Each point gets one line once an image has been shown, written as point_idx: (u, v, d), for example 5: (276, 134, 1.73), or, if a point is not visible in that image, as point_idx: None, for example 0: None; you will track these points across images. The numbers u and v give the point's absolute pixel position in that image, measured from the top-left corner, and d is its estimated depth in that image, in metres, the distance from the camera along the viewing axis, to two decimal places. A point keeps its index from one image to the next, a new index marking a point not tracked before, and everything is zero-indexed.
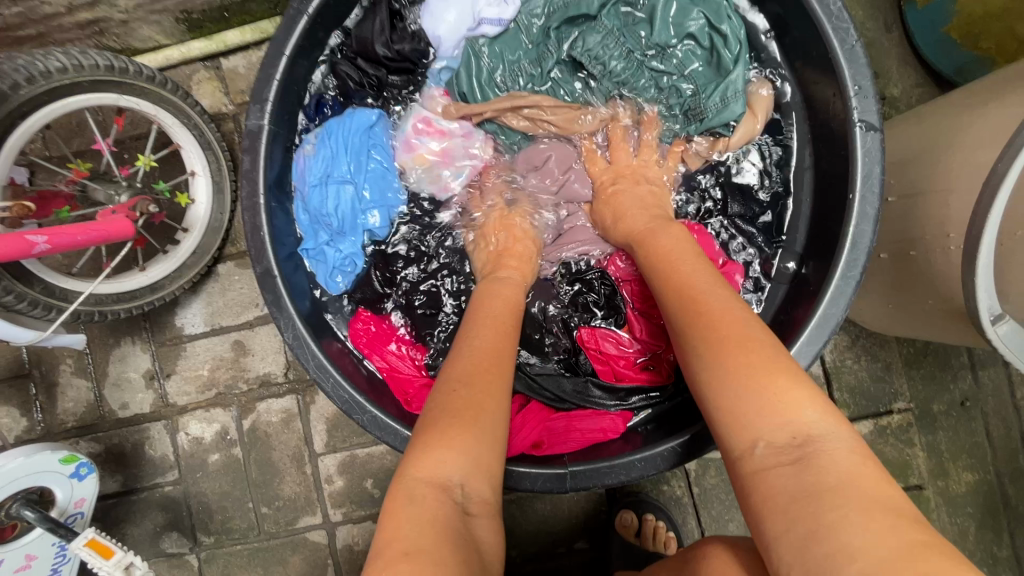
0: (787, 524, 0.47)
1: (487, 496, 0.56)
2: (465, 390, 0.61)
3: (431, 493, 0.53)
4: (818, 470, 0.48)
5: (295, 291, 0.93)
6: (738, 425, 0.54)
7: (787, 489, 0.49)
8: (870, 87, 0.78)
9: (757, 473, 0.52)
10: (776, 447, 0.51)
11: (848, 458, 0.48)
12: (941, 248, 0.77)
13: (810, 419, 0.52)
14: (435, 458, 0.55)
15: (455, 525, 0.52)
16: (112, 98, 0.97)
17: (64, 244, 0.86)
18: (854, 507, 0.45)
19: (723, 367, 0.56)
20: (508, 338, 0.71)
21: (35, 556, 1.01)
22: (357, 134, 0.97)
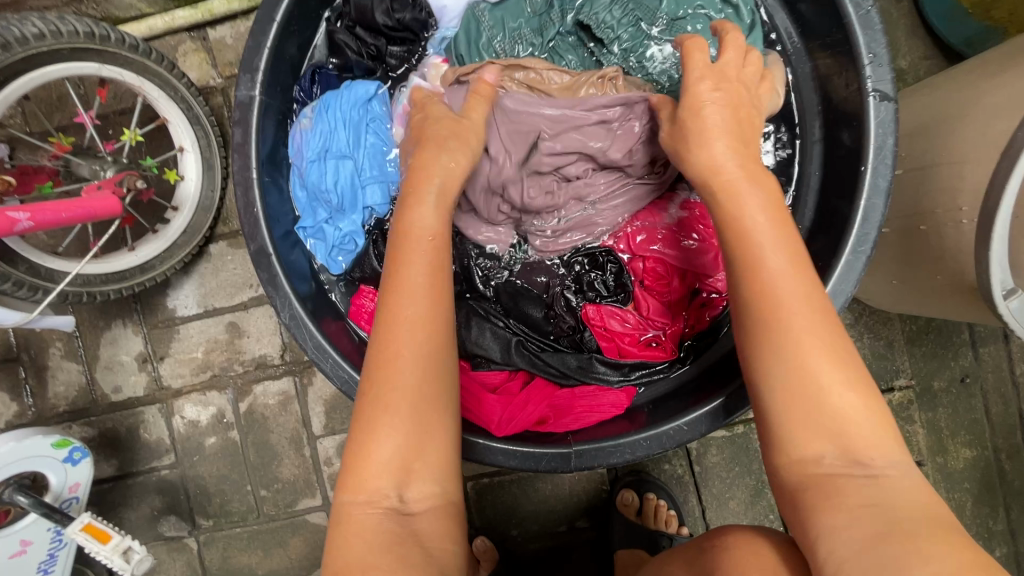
0: (858, 543, 0.50)
1: (429, 490, 0.61)
2: (399, 393, 0.61)
3: (371, 510, 0.59)
4: (891, 497, 0.52)
5: (293, 271, 0.90)
6: (812, 436, 0.56)
7: (854, 503, 0.53)
8: (885, 55, 0.75)
9: (824, 480, 0.56)
10: (843, 466, 0.55)
11: (915, 492, 0.53)
12: (952, 222, 0.75)
13: (873, 452, 0.55)
14: (363, 472, 0.59)
15: (393, 529, 0.58)
16: (93, 69, 0.93)
17: (48, 221, 0.83)
18: (930, 532, 0.48)
19: (805, 380, 0.57)
20: (441, 295, 0.65)
21: (30, 542, 0.99)
22: (354, 107, 0.93)
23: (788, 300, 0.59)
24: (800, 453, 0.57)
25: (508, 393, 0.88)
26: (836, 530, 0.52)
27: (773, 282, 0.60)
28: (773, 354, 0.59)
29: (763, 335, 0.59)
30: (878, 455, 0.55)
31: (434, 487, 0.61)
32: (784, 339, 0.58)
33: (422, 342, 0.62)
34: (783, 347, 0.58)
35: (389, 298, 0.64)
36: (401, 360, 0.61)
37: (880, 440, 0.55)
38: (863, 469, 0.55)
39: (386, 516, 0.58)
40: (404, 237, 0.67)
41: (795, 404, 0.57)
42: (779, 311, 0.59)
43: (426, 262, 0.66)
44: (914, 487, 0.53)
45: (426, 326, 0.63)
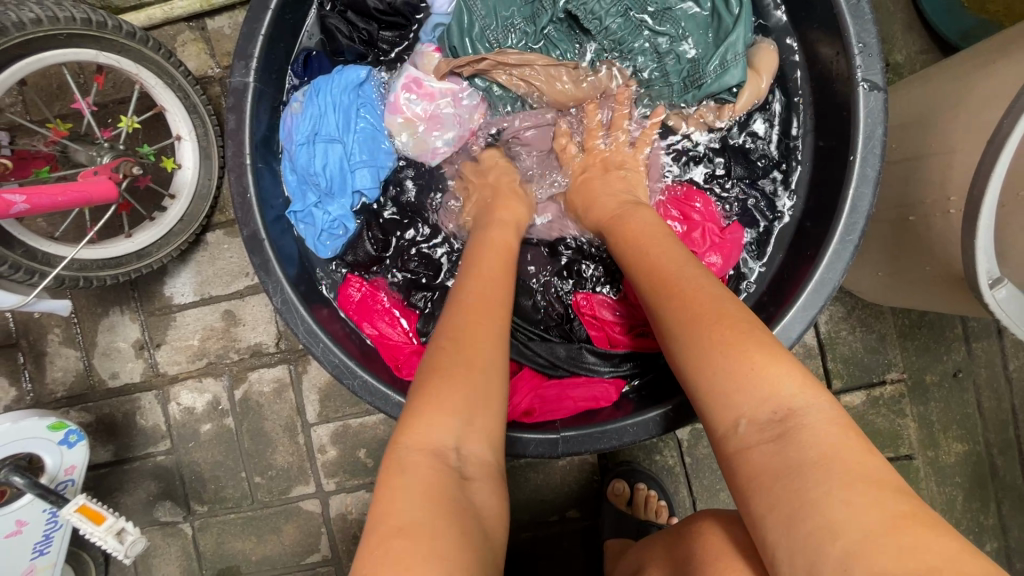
0: (776, 508, 0.48)
1: (486, 457, 0.57)
2: (463, 356, 0.60)
3: (425, 461, 0.54)
4: (801, 455, 0.49)
5: (283, 256, 0.91)
6: (723, 405, 0.54)
7: (772, 466, 0.49)
8: (875, 45, 0.75)
9: (742, 453, 0.52)
10: (764, 432, 0.52)
11: (839, 445, 0.48)
12: (941, 213, 0.76)
13: (791, 403, 0.52)
14: (426, 424, 0.56)
15: (452, 488, 0.53)
16: (90, 55, 0.93)
17: (44, 205, 0.84)
18: (843, 485, 0.45)
19: (707, 339, 0.56)
20: (505, 290, 0.70)
21: (26, 522, 1.00)
22: (345, 92, 0.94)
23: (681, 280, 0.63)
24: (720, 425, 0.54)
25: None
26: (764, 509, 0.49)
27: (670, 277, 0.63)
28: (675, 329, 0.60)
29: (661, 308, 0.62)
30: (793, 409, 0.51)
31: (490, 460, 0.58)
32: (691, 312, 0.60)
33: (498, 323, 0.65)
34: (684, 313, 0.59)
35: (467, 286, 0.69)
36: (486, 330, 0.63)
37: (796, 392, 0.52)
38: (780, 426, 0.51)
39: (445, 477, 0.53)
40: (478, 254, 0.75)
41: (713, 381, 0.55)
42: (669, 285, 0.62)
43: (495, 271, 0.72)
44: (825, 433, 0.49)
45: (495, 310, 0.66)
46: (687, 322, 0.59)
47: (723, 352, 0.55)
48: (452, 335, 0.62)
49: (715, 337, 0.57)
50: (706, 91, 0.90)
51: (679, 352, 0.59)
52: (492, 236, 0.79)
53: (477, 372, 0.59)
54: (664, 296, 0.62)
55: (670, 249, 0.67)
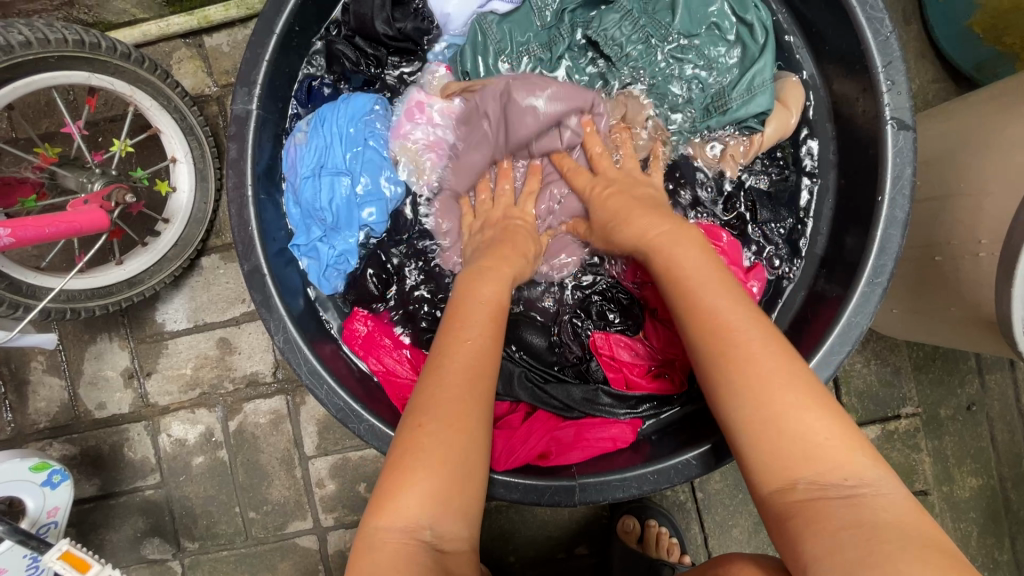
0: (842, 570, 0.48)
1: (463, 531, 0.57)
2: (441, 421, 0.58)
3: (401, 540, 0.54)
4: (873, 516, 0.51)
5: (287, 293, 0.86)
6: (783, 463, 0.55)
7: (839, 524, 0.51)
8: (904, 83, 0.73)
9: (802, 504, 0.54)
10: (820, 489, 0.54)
11: (899, 511, 0.51)
12: (969, 255, 0.74)
13: (848, 472, 0.54)
14: (397, 506, 0.55)
15: (429, 567, 0.53)
16: (82, 77, 0.89)
17: (30, 237, 0.79)
18: (913, 552, 0.47)
19: (770, 400, 0.57)
20: (487, 360, 0.64)
21: (4, 570, 0.94)
22: (351, 123, 0.90)
23: (734, 325, 0.61)
24: (775, 480, 0.56)
25: (510, 427, 0.86)
26: (824, 554, 0.50)
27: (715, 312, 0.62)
28: (726, 377, 0.60)
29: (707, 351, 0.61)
30: (852, 474, 0.54)
31: (465, 530, 0.57)
32: (741, 362, 0.59)
33: (475, 386, 0.62)
34: (739, 371, 0.59)
35: (448, 341, 0.64)
36: (437, 422, 0.58)
37: (858, 462, 0.54)
38: (842, 492, 0.53)
39: (420, 552, 0.54)
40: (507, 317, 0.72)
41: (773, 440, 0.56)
42: (727, 332, 0.61)
43: (486, 319, 0.67)
44: (893, 505, 0.52)
45: (476, 365, 0.62)
46: (733, 368, 0.59)
47: (780, 412, 0.56)
48: (424, 400, 0.60)
49: (769, 380, 0.58)
50: (729, 116, 0.87)
51: (732, 400, 0.59)
52: (484, 276, 0.72)
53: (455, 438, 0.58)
54: (711, 346, 0.61)
55: (724, 284, 0.65)
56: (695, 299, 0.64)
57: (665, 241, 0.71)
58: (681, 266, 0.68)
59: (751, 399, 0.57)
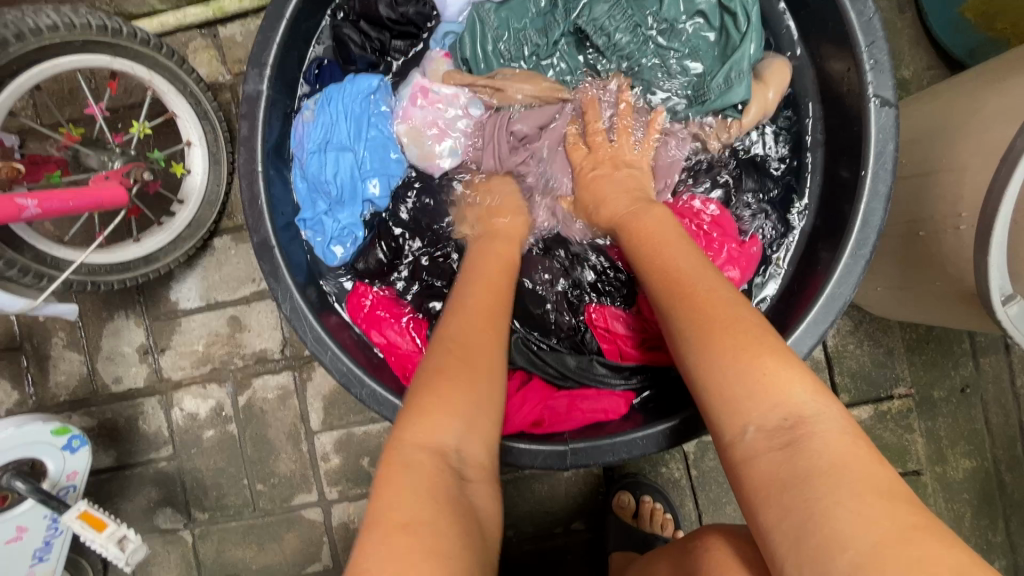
0: (787, 517, 0.49)
1: (483, 458, 0.60)
2: (470, 354, 0.64)
3: (430, 458, 0.55)
4: (816, 461, 0.49)
5: (294, 264, 0.90)
6: (732, 412, 0.56)
7: (778, 476, 0.51)
8: (886, 61, 0.76)
9: (748, 459, 0.54)
10: (767, 437, 0.53)
11: (840, 451, 0.50)
12: (951, 229, 0.76)
13: (793, 417, 0.53)
14: (429, 425, 0.57)
15: (453, 489, 0.54)
16: (104, 62, 0.94)
17: (54, 208, 0.84)
18: (859, 490, 0.47)
19: (735, 356, 0.57)
20: (500, 322, 0.71)
21: (26, 528, 0.99)
22: (356, 100, 0.94)
23: (695, 283, 0.64)
24: (728, 431, 0.56)
25: (506, 392, 0.89)
26: (766, 515, 0.51)
27: (678, 271, 0.66)
28: (685, 333, 0.61)
29: (673, 312, 0.63)
30: (794, 413, 0.53)
31: (485, 458, 0.60)
32: (711, 311, 0.60)
33: (484, 337, 0.68)
34: (703, 324, 0.60)
35: (456, 305, 0.71)
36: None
37: (799, 403, 0.54)
38: (786, 434, 0.52)
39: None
40: (471, 274, 0.78)
41: (734, 392, 0.56)
42: (685, 293, 0.63)
43: (501, 295, 0.74)
44: (838, 446, 0.50)
45: (490, 320, 0.70)
46: (695, 328, 0.60)
47: (743, 361, 0.56)
48: (445, 341, 0.66)
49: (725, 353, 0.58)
50: (714, 103, 0.90)
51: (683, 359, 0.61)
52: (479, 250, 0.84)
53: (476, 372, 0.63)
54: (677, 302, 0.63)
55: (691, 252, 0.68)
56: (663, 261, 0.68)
57: (632, 217, 0.77)
58: (656, 243, 0.71)
59: (702, 355, 0.59)
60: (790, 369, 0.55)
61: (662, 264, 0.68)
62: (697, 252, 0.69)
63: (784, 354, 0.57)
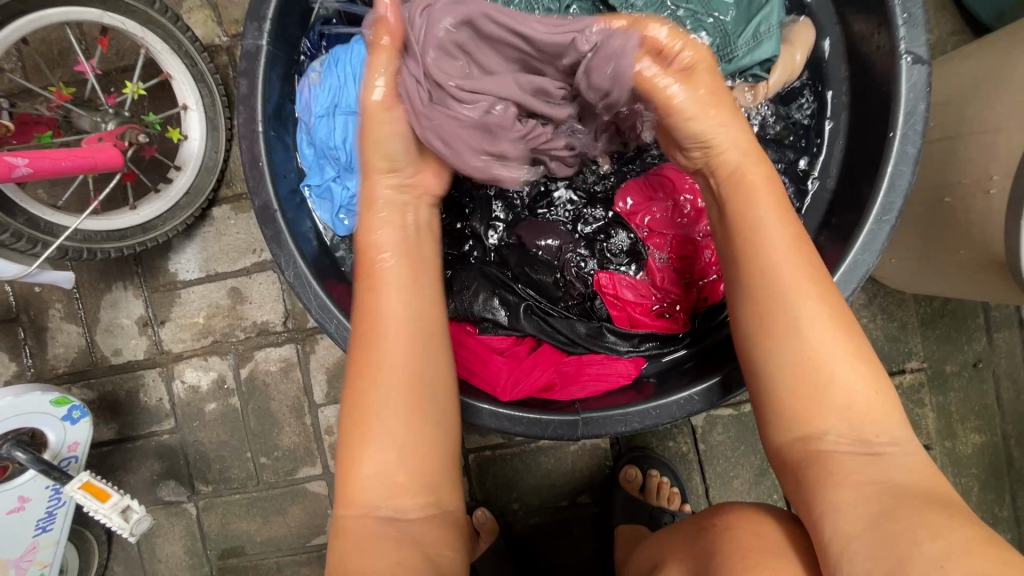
0: (864, 519, 0.52)
1: (417, 500, 0.65)
2: (374, 397, 0.66)
3: (362, 521, 0.64)
4: (893, 475, 0.54)
5: (298, 231, 0.87)
6: (814, 412, 0.58)
7: (854, 478, 0.55)
8: (920, 15, 0.72)
9: (825, 455, 0.57)
10: (846, 442, 0.57)
11: (914, 467, 0.55)
12: (980, 194, 0.73)
13: (880, 430, 0.57)
14: (353, 486, 0.65)
15: (390, 538, 0.62)
16: (95, 15, 0.91)
17: (46, 169, 0.80)
18: (922, 505, 0.51)
19: (813, 355, 0.59)
20: (404, 348, 0.68)
21: (29, 499, 0.98)
22: (363, 62, 0.89)
23: (790, 281, 0.62)
24: (801, 430, 0.59)
25: (515, 357, 0.87)
26: (838, 508, 0.54)
27: (771, 267, 0.63)
28: (790, 321, 0.61)
29: (757, 301, 0.63)
30: (886, 433, 0.57)
31: (423, 498, 0.66)
32: (788, 312, 0.61)
33: (399, 364, 0.68)
34: (791, 315, 0.61)
35: (365, 322, 0.70)
36: (384, 388, 0.66)
37: (886, 416, 0.58)
38: (868, 449, 0.57)
39: (379, 525, 0.63)
40: (367, 261, 0.74)
41: (799, 394, 0.59)
42: (767, 275, 0.63)
43: (400, 297, 0.70)
44: (915, 462, 0.56)
45: (393, 347, 0.68)
46: (793, 316, 0.61)
47: (831, 370, 0.59)
48: (350, 384, 0.68)
49: (818, 354, 0.59)
50: (736, 65, 0.84)
51: (766, 355, 0.62)
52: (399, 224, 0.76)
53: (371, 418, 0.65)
54: (766, 299, 0.62)
55: (797, 247, 0.64)
56: (761, 256, 0.64)
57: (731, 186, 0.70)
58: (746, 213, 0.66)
59: (800, 353, 0.60)
60: (873, 381, 0.59)
61: (758, 247, 0.64)
62: (793, 223, 0.66)
63: (868, 360, 0.60)
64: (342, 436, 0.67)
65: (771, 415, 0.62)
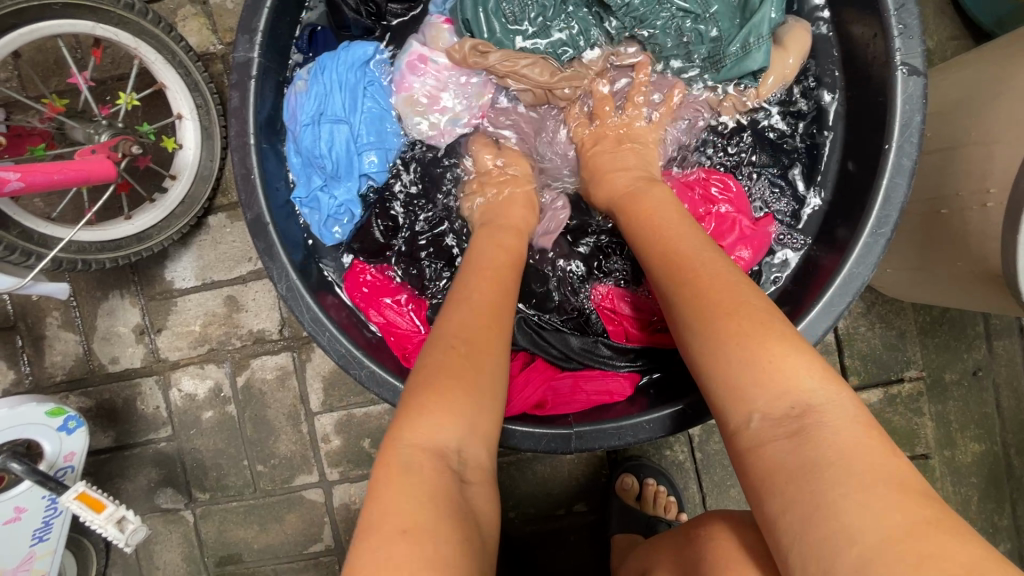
0: (797, 516, 0.46)
1: (484, 460, 0.56)
2: (470, 334, 0.60)
3: (429, 461, 0.52)
4: (825, 452, 0.47)
5: (288, 242, 0.87)
6: (737, 395, 0.53)
7: (785, 470, 0.48)
8: (916, 26, 0.71)
9: (757, 448, 0.51)
10: (772, 424, 0.51)
11: (856, 445, 0.47)
12: (976, 206, 0.72)
13: (811, 406, 0.51)
14: (428, 426, 0.54)
15: (456, 494, 0.51)
16: (87, 27, 0.91)
17: (39, 183, 0.80)
18: (862, 486, 0.45)
19: (725, 336, 0.55)
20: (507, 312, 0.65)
21: (24, 509, 0.98)
22: (351, 71, 0.91)
23: (700, 265, 0.60)
24: (733, 420, 0.54)
25: (509, 373, 0.87)
26: (777, 505, 0.48)
27: (683, 256, 0.62)
28: (690, 315, 0.58)
29: (675, 293, 0.60)
30: (801, 403, 0.51)
31: (486, 460, 0.57)
32: (696, 297, 0.58)
33: (483, 321, 0.63)
34: (705, 300, 0.57)
35: (460, 295, 0.66)
36: (462, 389, 0.56)
37: (822, 399, 0.51)
38: (788, 428, 0.50)
39: (417, 533, 0.48)
40: (474, 260, 0.73)
41: (736, 379, 0.54)
42: (683, 270, 0.61)
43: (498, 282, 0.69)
44: (856, 440, 0.48)
45: (480, 314, 0.63)
46: (695, 317, 0.57)
47: (763, 354, 0.53)
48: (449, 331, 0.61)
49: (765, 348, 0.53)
50: (727, 73, 0.87)
51: (689, 335, 0.58)
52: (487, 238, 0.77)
53: (476, 368, 0.58)
54: (676, 281, 0.60)
55: (703, 236, 0.64)
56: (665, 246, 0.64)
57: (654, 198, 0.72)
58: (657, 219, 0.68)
59: (710, 337, 0.55)
60: (797, 355, 0.53)
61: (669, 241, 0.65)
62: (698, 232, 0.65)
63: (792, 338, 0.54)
64: (408, 388, 0.58)
65: (715, 409, 0.56)
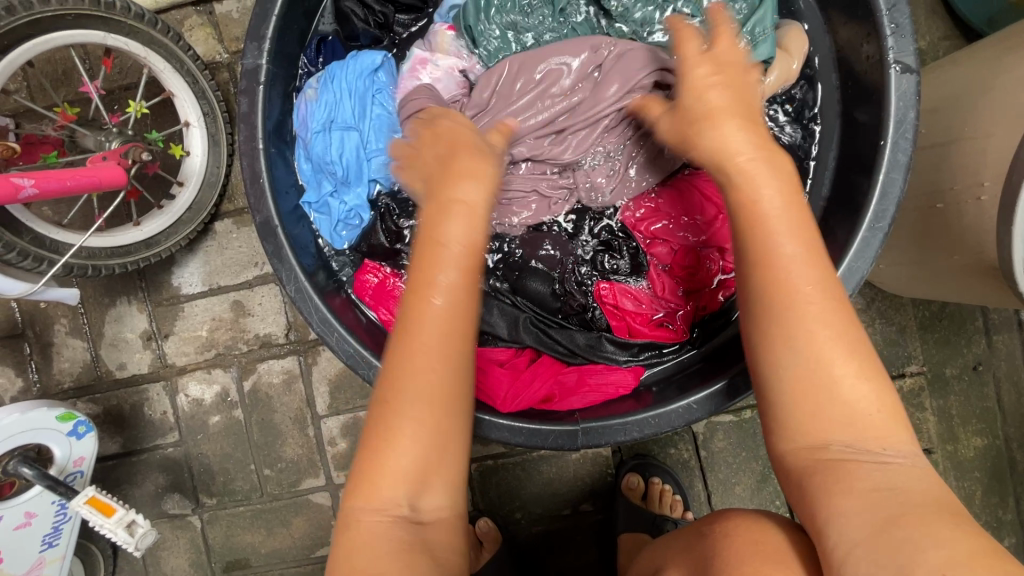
0: (864, 532, 0.51)
1: (442, 503, 0.60)
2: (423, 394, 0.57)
3: (381, 519, 0.57)
4: (899, 484, 0.53)
5: (298, 246, 0.89)
6: (821, 422, 0.56)
7: (860, 494, 0.53)
8: (908, 25, 0.73)
9: (827, 466, 0.56)
10: (851, 453, 0.55)
11: (922, 479, 0.54)
12: (972, 199, 0.74)
13: (885, 441, 0.55)
14: (372, 486, 0.58)
15: (405, 539, 0.57)
16: (98, 37, 0.93)
17: (52, 189, 0.82)
18: (935, 518, 0.50)
19: (821, 356, 0.56)
20: (466, 353, 0.59)
21: (35, 514, 0.99)
22: (360, 78, 0.92)
23: (798, 283, 0.58)
24: (806, 437, 0.57)
25: (515, 368, 0.89)
26: (838, 520, 0.53)
27: (787, 266, 0.58)
28: (786, 335, 0.57)
29: (769, 304, 0.58)
30: (887, 442, 0.55)
31: (443, 500, 0.60)
32: (795, 321, 0.57)
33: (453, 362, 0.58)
34: (797, 327, 0.57)
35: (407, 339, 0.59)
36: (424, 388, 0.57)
37: (891, 431, 0.56)
38: (868, 457, 0.55)
39: (397, 525, 0.58)
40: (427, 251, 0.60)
41: (812, 395, 0.56)
42: (788, 289, 0.57)
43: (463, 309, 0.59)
44: (919, 475, 0.54)
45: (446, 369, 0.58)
46: (799, 338, 0.56)
47: (836, 381, 0.56)
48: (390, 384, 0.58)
49: (820, 345, 0.56)
50: None
51: (778, 359, 0.58)
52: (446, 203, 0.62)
53: (426, 426, 0.57)
54: (775, 297, 0.58)
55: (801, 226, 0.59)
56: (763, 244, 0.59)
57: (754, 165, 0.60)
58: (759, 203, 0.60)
59: (806, 350, 0.56)
60: (883, 398, 0.56)
61: (775, 264, 0.58)
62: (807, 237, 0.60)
63: (871, 366, 0.57)
64: (366, 433, 0.60)
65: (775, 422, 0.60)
